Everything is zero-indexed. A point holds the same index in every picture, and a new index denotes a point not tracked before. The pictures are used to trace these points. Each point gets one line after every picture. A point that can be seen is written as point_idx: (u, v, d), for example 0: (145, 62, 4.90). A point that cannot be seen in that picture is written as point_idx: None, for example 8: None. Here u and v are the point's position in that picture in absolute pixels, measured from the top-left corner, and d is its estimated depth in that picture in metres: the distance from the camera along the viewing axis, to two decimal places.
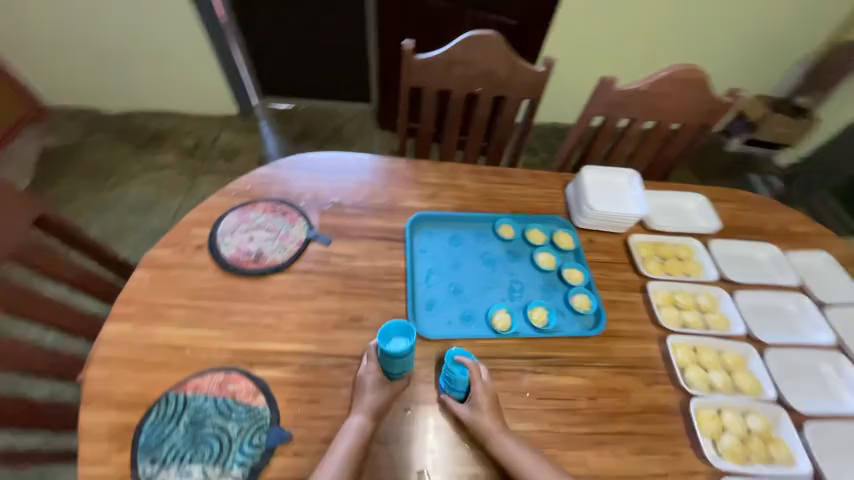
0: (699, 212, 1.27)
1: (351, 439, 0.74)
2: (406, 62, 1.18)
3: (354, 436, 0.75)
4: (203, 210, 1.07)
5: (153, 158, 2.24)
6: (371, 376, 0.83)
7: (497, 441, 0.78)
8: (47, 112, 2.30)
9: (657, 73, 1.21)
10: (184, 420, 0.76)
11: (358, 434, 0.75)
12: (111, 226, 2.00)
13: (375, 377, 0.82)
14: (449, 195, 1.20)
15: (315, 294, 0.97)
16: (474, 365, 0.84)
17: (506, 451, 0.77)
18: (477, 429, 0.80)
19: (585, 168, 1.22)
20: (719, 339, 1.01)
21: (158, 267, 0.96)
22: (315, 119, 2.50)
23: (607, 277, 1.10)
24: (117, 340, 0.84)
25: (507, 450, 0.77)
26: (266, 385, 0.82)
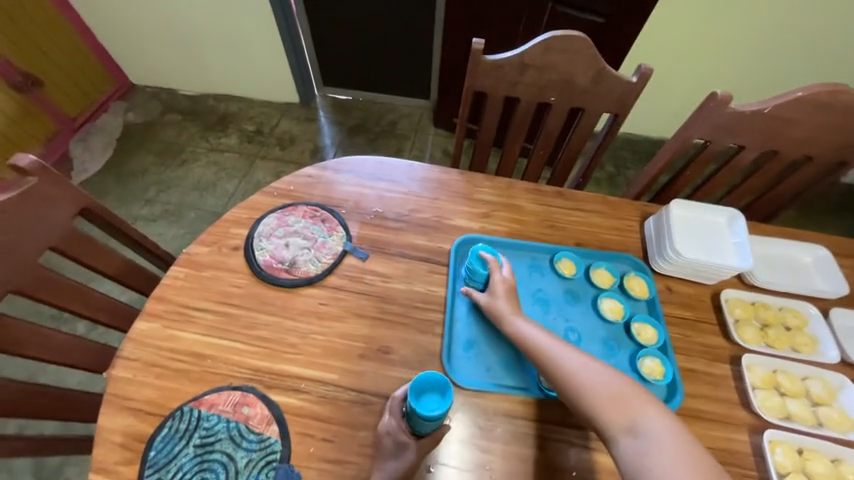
0: (820, 269, 1.01)
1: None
2: (473, 63, 1.04)
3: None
4: (243, 209, 1.04)
5: (216, 141, 2.32)
6: (391, 433, 0.72)
7: (511, 321, 0.83)
8: (131, 90, 2.46)
9: (790, 93, 0.96)
10: (194, 441, 0.73)
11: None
12: (172, 204, 2.10)
13: (394, 440, 0.71)
14: (503, 216, 1.06)
15: (345, 315, 0.89)
16: (493, 261, 0.90)
17: (519, 328, 0.82)
18: (490, 310, 0.86)
19: (673, 201, 1.01)
20: (837, 444, 0.78)
21: (193, 266, 0.93)
22: (371, 113, 2.46)
23: (686, 339, 0.90)
24: (146, 341, 0.83)
25: (519, 328, 0.81)
26: (281, 414, 0.77)
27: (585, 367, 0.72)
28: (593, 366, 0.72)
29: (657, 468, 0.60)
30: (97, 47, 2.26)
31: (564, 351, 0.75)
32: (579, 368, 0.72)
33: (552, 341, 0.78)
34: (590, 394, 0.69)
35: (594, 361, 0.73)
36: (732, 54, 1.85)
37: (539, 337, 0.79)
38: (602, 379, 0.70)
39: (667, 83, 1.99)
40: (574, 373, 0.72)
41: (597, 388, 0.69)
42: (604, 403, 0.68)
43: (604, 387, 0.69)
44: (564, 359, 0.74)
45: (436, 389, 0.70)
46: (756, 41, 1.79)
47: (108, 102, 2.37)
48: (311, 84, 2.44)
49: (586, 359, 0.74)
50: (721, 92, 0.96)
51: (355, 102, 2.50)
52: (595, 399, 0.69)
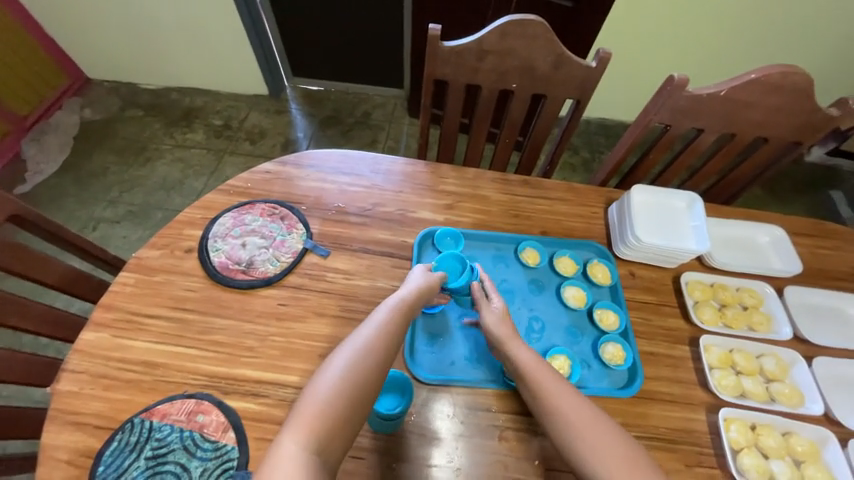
0: (775, 249, 1.03)
1: (371, 328, 0.69)
2: (431, 50, 1.01)
3: (379, 323, 0.70)
4: (197, 209, 0.99)
5: (181, 136, 2.22)
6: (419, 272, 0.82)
7: (512, 345, 0.77)
8: (85, 85, 2.33)
9: (744, 75, 0.97)
10: (145, 453, 0.71)
11: (380, 324, 0.70)
12: (138, 204, 2.01)
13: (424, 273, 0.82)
14: (468, 207, 1.05)
15: (306, 315, 0.87)
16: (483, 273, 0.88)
17: (520, 355, 0.75)
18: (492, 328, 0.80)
19: (635, 187, 1.01)
20: (788, 418, 0.81)
21: (143, 271, 0.89)
22: (344, 103, 2.40)
23: (648, 324, 0.91)
24: (94, 351, 0.79)
25: (518, 352, 0.76)
26: (239, 420, 0.75)
27: (592, 424, 0.66)
28: (603, 425, 0.66)
29: None
30: (45, 40, 2.11)
31: (574, 405, 0.69)
32: (589, 425, 0.66)
33: (558, 383, 0.71)
34: (598, 456, 0.63)
35: (601, 415, 0.68)
36: (698, 37, 1.86)
37: (546, 378, 0.72)
38: (610, 439, 0.65)
39: (637, 67, 1.99)
40: (581, 429, 0.66)
41: (605, 445, 0.64)
42: (616, 472, 0.61)
43: (613, 448, 0.64)
44: (572, 414, 0.68)
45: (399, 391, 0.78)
46: (721, 22, 1.80)
47: (62, 98, 2.24)
48: (280, 74, 2.35)
49: (594, 414, 0.68)
50: (677, 76, 0.96)
51: (327, 92, 2.43)
52: (603, 465, 0.63)
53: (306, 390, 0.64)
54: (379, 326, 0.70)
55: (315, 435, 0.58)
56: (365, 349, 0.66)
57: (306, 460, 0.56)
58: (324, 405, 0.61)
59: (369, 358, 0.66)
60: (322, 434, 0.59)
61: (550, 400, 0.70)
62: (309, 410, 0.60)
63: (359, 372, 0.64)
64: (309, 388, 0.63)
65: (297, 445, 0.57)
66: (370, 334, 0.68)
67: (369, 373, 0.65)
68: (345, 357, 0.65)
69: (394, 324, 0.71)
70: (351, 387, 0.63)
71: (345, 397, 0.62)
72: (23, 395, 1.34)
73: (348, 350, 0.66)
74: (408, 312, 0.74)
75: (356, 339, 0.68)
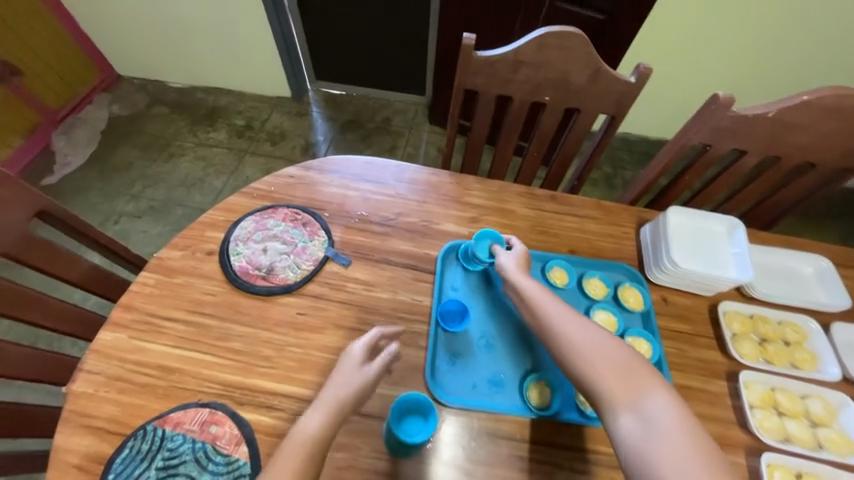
0: (821, 281, 0.97)
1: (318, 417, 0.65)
2: (464, 59, 0.99)
3: (300, 438, 0.62)
4: (219, 211, 0.98)
5: (205, 135, 2.25)
6: (357, 352, 0.72)
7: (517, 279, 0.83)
8: (115, 81, 2.38)
9: (795, 97, 0.91)
10: (157, 462, 0.69)
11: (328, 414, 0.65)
12: (158, 200, 2.03)
13: (360, 355, 0.72)
14: (494, 221, 1.01)
15: (324, 326, 0.85)
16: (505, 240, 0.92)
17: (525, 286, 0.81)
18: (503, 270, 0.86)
19: (671, 209, 0.97)
20: (837, 469, 0.74)
21: (164, 272, 0.88)
22: (365, 109, 2.40)
23: (681, 354, 0.86)
24: (110, 353, 0.78)
25: (526, 288, 0.80)
26: (252, 433, 0.72)
27: (591, 339, 0.69)
28: (600, 341, 0.69)
29: (661, 446, 0.57)
30: (80, 37, 2.16)
31: (572, 325, 0.72)
32: (588, 339, 0.69)
33: (561, 307, 0.75)
34: (593, 365, 0.66)
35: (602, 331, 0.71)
36: (733, 53, 1.80)
37: (548, 302, 0.77)
38: (609, 352, 0.67)
39: (667, 83, 1.94)
40: (581, 343, 0.69)
41: (601, 357, 0.67)
42: (611, 380, 0.64)
43: (611, 359, 0.66)
44: (573, 331, 0.71)
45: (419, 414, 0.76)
46: (759, 40, 1.74)
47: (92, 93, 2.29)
48: (303, 77, 2.37)
49: (592, 333, 0.70)
50: (724, 94, 0.91)
51: (349, 97, 2.43)
52: (600, 373, 0.65)
53: None
54: (302, 440, 0.62)
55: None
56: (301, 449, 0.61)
57: None
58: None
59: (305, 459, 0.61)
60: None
61: (551, 318, 0.74)
62: None
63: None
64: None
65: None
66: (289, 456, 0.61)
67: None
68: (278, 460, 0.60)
69: (317, 440, 0.63)
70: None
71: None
72: (34, 392, 1.34)
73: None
74: (338, 414, 0.66)
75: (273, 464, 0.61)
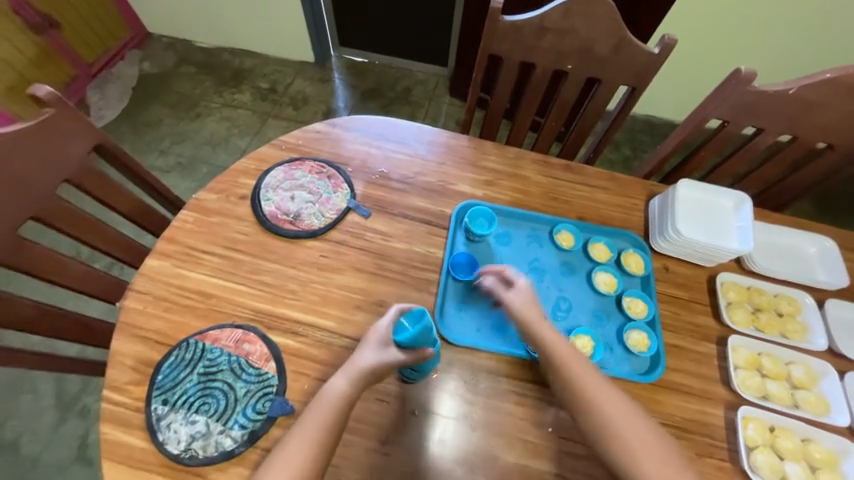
0: (822, 261, 1.00)
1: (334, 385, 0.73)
2: (490, 23, 1.01)
3: (327, 402, 0.71)
4: (251, 160, 1.05)
5: (231, 96, 2.31)
6: (377, 333, 0.77)
7: (538, 330, 0.79)
8: (147, 39, 2.44)
9: (818, 74, 0.92)
10: (198, 369, 0.79)
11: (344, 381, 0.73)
12: (187, 156, 2.13)
13: (380, 337, 0.76)
14: (507, 185, 1.06)
15: (345, 268, 0.93)
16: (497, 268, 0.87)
17: (549, 341, 0.78)
18: (517, 313, 0.82)
19: (681, 181, 1.00)
20: (810, 426, 0.80)
21: (202, 211, 0.97)
22: (387, 78, 2.41)
23: (676, 317, 0.92)
24: (156, 276, 0.88)
25: (550, 342, 0.78)
26: (279, 353, 0.82)
27: (626, 416, 0.72)
28: (633, 419, 0.72)
29: None
30: None
31: (606, 399, 0.74)
32: (621, 414, 0.73)
33: (592, 372, 0.76)
34: (632, 449, 0.70)
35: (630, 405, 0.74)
36: (769, 34, 1.74)
37: (578, 364, 0.77)
38: (643, 434, 0.71)
39: (695, 63, 1.90)
40: (611, 415, 0.72)
41: (635, 436, 0.71)
42: (644, 460, 0.69)
43: (645, 439, 0.71)
44: (605, 402, 0.73)
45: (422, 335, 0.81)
46: (799, 20, 1.68)
47: (125, 49, 2.36)
48: (327, 43, 2.38)
49: (625, 409, 0.73)
50: (745, 69, 0.93)
51: (371, 65, 2.44)
52: (631, 449, 0.70)
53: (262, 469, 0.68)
54: (331, 403, 0.71)
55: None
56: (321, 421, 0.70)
57: None
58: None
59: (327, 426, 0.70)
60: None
61: (582, 381, 0.75)
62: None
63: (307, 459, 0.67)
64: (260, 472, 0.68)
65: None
66: (319, 415, 0.70)
67: (317, 457, 0.68)
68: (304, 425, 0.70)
69: (343, 405, 0.71)
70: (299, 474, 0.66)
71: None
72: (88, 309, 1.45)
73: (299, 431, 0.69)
74: (360, 384, 0.73)
75: (305, 417, 0.70)
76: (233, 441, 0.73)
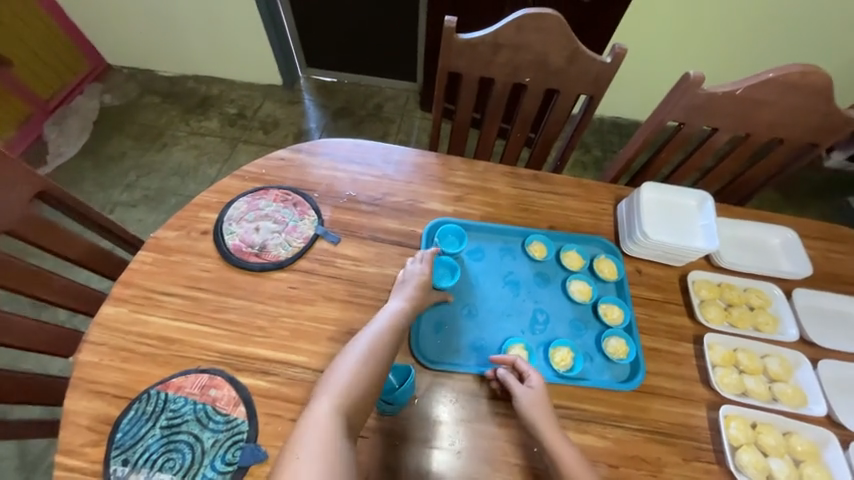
0: (786, 252, 1.02)
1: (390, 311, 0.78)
2: (445, 42, 1.01)
3: (391, 314, 0.77)
4: (213, 193, 1.02)
5: (197, 124, 2.27)
6: (415, 277, 0.85)
7: (547, 434, 0.73)
8: (106, 72, 2.38)
9: (761, 75, 0.95)
10: (161, 422, 0.73)
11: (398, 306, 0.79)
12: (153, 188, 2.06)
13: (420, 278, 0.85)
14: (477, 200, 1.06)
15: (315, 298, 0.90)
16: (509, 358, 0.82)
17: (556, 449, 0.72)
18: (525, 411, 0.75)
19: (644, 184, 1.02)
20: (789, 418, 0.81)
21: (161, 251, 0.92)
22: (356, 96, 2.41)
23: (652, 320, 0.92)
24: (113, 325, 0.83)
25: (558, 450, 0.72)
26: (249, 395, 0.77)
27: None
28: None
29: None
30: (68, 26, 2.15)
31: None
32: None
33: (577, 461, 0.71)
34: None
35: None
36: (717, 35, 1.82)
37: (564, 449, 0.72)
38: None
39: (651, 66, 1.97)
40: None
41: None
42: None
43: None
44: None
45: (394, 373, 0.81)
46: (742, 21, 1.76)
47: (83, 83, 2.29)
48: (294, 65, 2.37)
49: None
50: (693, 73, 0.95)
51: (340, 84, 2.44)
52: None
53: (324, 381, 0.68)
54: (392, 314, 0.78)
55: (337, 404, 0.64)
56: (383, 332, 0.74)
57: (334, 426, 0.62)
58: (345, 381, 0.67)
59: (389, 337, 0.74)
60: (345, 405, 0.65)
61: (564, 471, 0.70)
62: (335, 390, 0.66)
63: (376, 353, 0.71)
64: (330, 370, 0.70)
65: (332, 405, 0.64)
66: (386, 320, 0.76)
67: (389, 345, 0.73)
68: (368, 338, 0.73)
69: (404, 317, 0.78)
70: (365, 373, 0.68)
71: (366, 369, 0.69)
72: (46, 366, 1.38)
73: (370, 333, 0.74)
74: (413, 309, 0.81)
75: (373, 325, 0.76)
76: None
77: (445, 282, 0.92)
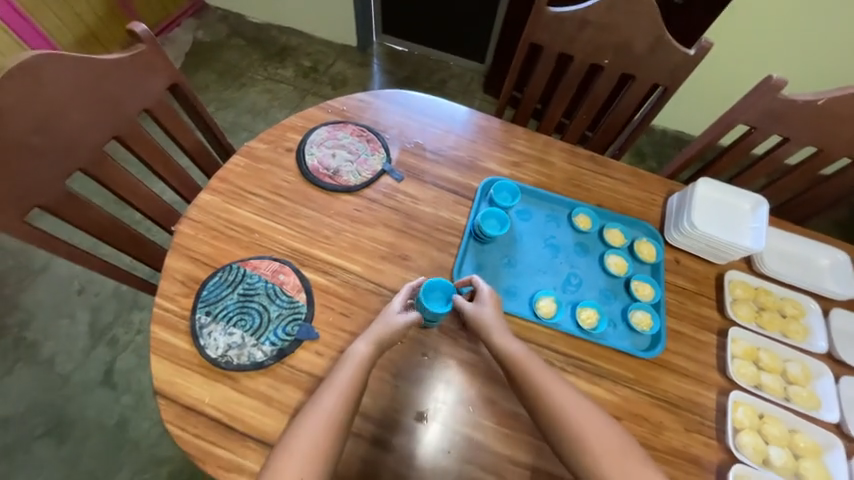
0: (832, 272, 1.03)
1: (356, 359, 0.77)
2: (535, 13, 1.07)
3: (356, 361, 0.77)
4: (300, 118, 1.15)
5: (275, 70, 2.44)
6: (395, 317, 0.82)
7: (504, 338, 0.81)
8: (203, 10, 2.58)
9: (848, 88, 0.96)
10: (238, 290, 0.88)
11: (365, 355, 0.78)
12: (229, 120, 2.26)
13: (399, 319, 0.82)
14: (532, 167, 1.12)
15: (374, 223, 1.01)
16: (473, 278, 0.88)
17: (513, 348, 0.80)
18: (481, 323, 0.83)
19: (701, 180, 1.04)
20: (798, 417, 0.84)
21: (251, 157, 1.06)
22: (424, 68, 2.49)
23: (680, 305, 0.96)
24: (208, 208, 0.98)
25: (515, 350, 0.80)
26: (310, 286, 0.90)
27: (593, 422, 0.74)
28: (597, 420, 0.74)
29: None
30: None
31: (571, 401, 0.75)
32: (602, 435, 0.72)
33: (571, 395, 0.76)
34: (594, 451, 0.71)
35: (612, 424, 0.74)
36: (811, 59, 1.74)
37: (557, 388, 0.76)
38: (607, 438, 0.72)
39: (731, 82, 1.90)
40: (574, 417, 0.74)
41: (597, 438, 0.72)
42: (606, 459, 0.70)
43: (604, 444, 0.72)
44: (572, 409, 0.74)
45: (441, 289, 0.87)
46: (842, 47, 1.67)
47: (182, 17, 2.51)
48: (371, 29, 2.47)
49: (588, 409, 0.75)
50: (776, 77, 0.97)
51: (410, 54, 2.53)
52: (611, 473, 0.70)
53: (291, 430, 0.72)
54: (358, 362, 0.77)
55: (305, 460, 0.68)
56: (347, 386, 0.75)
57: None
58: (313, 440, 0.70)
59: (354, 391, 0.75)
60: (313, 460, 0.69)
61: (530, 370, 0.78)
62: (299, 448, 0.69)
63: (341, 406, 0.73)
64: (300, 418, 0.73)
65: (301, 456, 0.68)
66: (347, 372, 0.76)
67: (355, 396, 0.75)
68: (333, 390, 0.74)
69: (368, 363, 0.78)
70: (332, 424, 0.72)
71: (329, 429, 0.71)
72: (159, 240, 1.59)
73: (331, 388, 0.74)
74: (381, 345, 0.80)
75: (338, 373, 0.76)
76: (264, 354, 0.82)
77: (492, 231, 1.00)
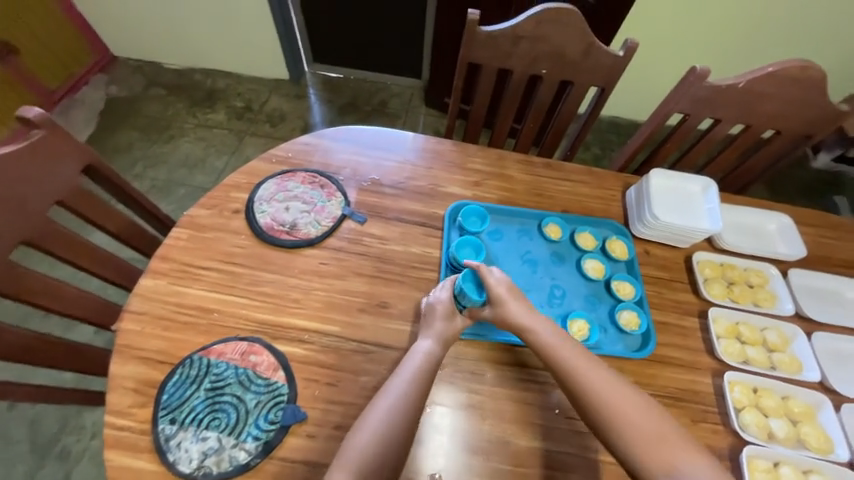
0: (781, 235, 1.10)
1: (389, 399, 0.74)
2: (468, 34, 1.07)
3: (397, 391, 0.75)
4: (242, 174, 1.06)
5: (205, 116, 2.28)
6: (441, 304, 0.84)
7: (530, 327, 0.83)
8: (112, 63, 2.38)
9: (761, 69, 1.03)
10: (204, 385, 0.78)
11: (399, 393, 0.74)
12: (161, 179, 2.08)
13: (445, 306, 0.84)
14: (494, 184, 1.11)
15: (344, 274, 0.94)
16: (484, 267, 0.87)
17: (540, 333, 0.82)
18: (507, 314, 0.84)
19: (652, 171, 1.08)
20: (787, 384, 0.88)
21: (195, 228, 0.96)
22: (362, 91, 2.45)
23: (660, 296, 0.99)
24: (153, 296, 0.86)
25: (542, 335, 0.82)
26: (286, 361, 0.82)
27: (623, 396, 0.75)
28: (629, 396, 0.75)
29: None
30: (75, 14, 2.14)
31: (602, 382, 0.76)
32: (646, 422, 0.73)
33: (614, 383, 0.76)
34: (626, 426, 0.73)
35: (657, 413, 0.74)
36: (716, 38, 1.91)
37: (584, 364, 0.78)
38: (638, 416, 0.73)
39: (653, 68, 2.04)
40: (605, 397, 0.75)
41: (630, 412, 0.73)
42: (638, 437, 0.72)
43: (637, 424, 0.72)
44: (602, 389, 0.76)
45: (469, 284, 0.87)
46: (740, 24, 1.85)
47: (89, 74, 2.29)
48: (301, 59, 2.40)
49: (617, 386, 0.76)
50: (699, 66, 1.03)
51: (346, 80, 2.47)
52: (644, 448, 0.71)
53: None
54: (393, 401, 0.73)
55: None
56: (380, 433, 0.71)
57: None
58: None
59: (390, 431, 0.71)
60: None
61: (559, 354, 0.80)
62: None
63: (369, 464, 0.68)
64: None
65: None
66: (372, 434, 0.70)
67: (394, 436, 0.71)
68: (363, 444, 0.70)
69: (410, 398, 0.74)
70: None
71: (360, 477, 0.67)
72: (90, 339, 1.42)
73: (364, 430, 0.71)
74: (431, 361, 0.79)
75: (373, 411, 0.73)
76: (248, 453, 0.73)
77: (468, 260, 0.97)
